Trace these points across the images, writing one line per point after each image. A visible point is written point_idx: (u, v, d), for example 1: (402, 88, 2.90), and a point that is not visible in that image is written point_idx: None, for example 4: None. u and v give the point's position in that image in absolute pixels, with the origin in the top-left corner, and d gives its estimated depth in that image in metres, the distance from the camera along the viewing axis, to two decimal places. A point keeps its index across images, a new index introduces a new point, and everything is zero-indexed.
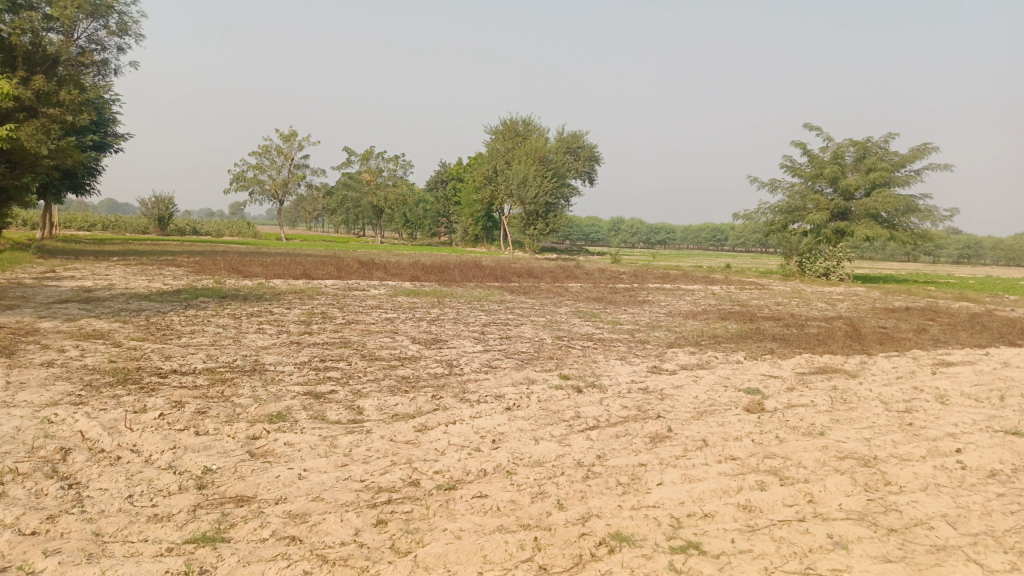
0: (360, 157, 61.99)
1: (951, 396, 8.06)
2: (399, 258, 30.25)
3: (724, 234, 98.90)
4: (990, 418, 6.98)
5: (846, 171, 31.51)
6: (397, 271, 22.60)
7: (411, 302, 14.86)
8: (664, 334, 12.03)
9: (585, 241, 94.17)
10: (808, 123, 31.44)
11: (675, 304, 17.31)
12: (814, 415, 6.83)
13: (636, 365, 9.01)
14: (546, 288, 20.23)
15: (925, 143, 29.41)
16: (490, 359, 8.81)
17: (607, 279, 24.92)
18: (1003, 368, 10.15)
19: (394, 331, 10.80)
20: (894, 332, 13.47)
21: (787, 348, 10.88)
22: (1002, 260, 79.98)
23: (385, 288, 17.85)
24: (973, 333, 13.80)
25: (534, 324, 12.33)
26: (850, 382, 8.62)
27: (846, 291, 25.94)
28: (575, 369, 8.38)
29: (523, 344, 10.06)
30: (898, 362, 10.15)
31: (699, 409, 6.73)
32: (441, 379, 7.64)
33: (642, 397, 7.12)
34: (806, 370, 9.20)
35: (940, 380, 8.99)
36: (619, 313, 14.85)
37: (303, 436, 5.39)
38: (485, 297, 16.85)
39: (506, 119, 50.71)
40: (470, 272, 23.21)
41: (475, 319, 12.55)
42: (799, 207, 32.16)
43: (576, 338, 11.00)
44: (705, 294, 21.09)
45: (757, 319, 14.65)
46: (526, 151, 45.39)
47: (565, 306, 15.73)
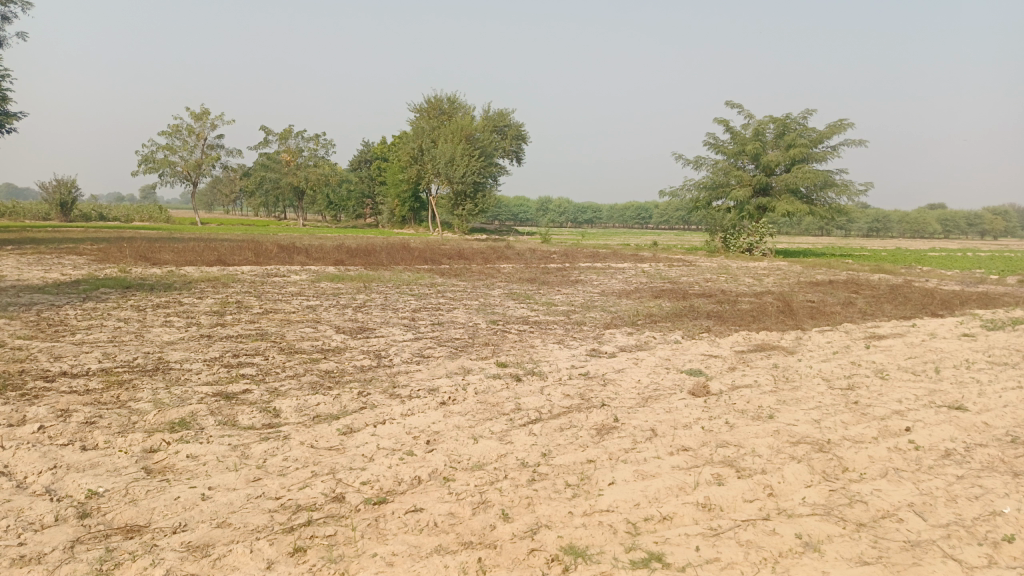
0: (279, 136, 59.60)
1: (888, 369, 8.03)
2: (322, 241, 29.13)
3: (649, 212, 100.56)
4: (931, 392, 6.92)
5: (768, 148, 32.06)
6: (320, 255, 21.64)
7: (335, 288, 14.08)
8: (599, 314, 11.73)
9: (513, 221, 93.92)
10: (730, 100, 31.75)
11: (607, 283, 17.10)
12: (760, 395, 6.60)
13: (574, 348, 8.64)
14: (476, 269, 19.72)
15: (841, 120, 30.24)
16: (421, 348, 8.26)
17: (538, 259, 24.60)
18: (931, 339, 10.30)
19: (317, 320, 10.09)
20: (823, 306, 13.60)
21: (723, 326, 10.74)
22: (907, 233, 84.22)
23: (308, 273, 16.95)
24: (896, 305, 14.09)
25: (465, 308, 11.81)
26: (790, 359, 8.48)
27: (770, 266, 26.44)
28: (512, 355, 7.94)
29: (456, 330, 9.53)
30: (832, 336, 10.15)
31: (643, 395, 6.39)
32: (369, 373, 7.06)
33: (584, 384, 6.73)
34: (745, 348, 9.02)
35: (875, 354, 8.98)
36: (552, 294, 14.50)
37: (209, 447, 4.73)
38: (414, 280, 16.21)
39: (430, 97, 49.67)
40: (398, 254, 22.45)
41: (404, 304, 11.94)
42: (723, 183, 32.56)
43: (510, 322, 10.55)
44: (636, 272, 21.02)
45: (690, 297, 14.57)
46: (452, 129, 44.52)
47: (497, 288, 15.28)
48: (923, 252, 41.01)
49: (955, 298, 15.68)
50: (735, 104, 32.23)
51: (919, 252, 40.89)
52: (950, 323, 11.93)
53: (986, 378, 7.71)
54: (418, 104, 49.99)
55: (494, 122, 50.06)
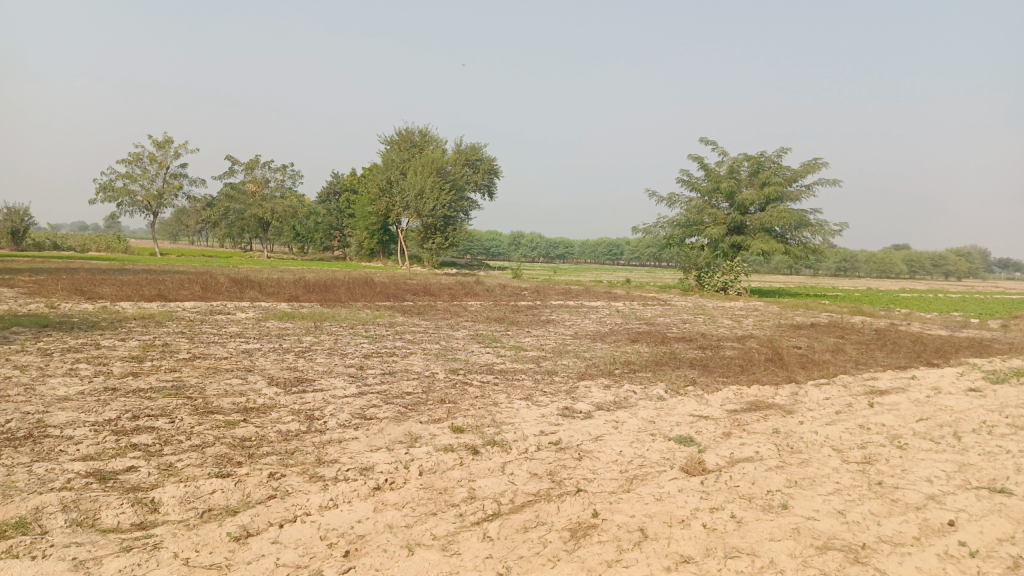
0: (245, 167, 58.26)
1: (903, 435, 6.97)
2: (280, 274, 27.69)
3: (620, 248, 100.79)
4: (960, 468, 5.86)
5: (741, 186, 31.50)
6: (275, 290, 20.26)
7: (282, 330, 12.75)
8: (572, 362, 10.56)
9: (484, 256, 92.93)
10: (704, 137, 31.20)
11: (580, 325, 16.01)
12: (765, 473, 5.48)
13: (544, 407, 7.46)
14: (441, 307, 18.48)
15: (816, 159, 29.87)
16: (363, 407, 7.02)
17: (508, 297, 23.46)
18: (938, 395, 9.29)
19: (249, 371, 8.79)
20: (812, 354, 12.63)
21: (709, 378, 9.65)
22: (874, 273, 84.97)
23: (255, 311, 15.61)
24: (890, 353, 13.16)
25: (423, 354, 10.57)
26: (789, 421, 7.41)
27: (747, 305, 25.62)
28: (471, 418, 6.73)
29: (408, 383, 8.30)
30: (830, 391, 9.10)
31: (627, 475, 5.22)
32: (293, 443, 5.81)
33: (553, 458, 5.54)
34: (737, 407, 7.91)
35: (883, 415, 7.92)
36: (521, 337, 13.36)
37: (42, 567, 3.45)
38: (372, 320, 14.95)
39: (401, 129, 48.86)
40: (359, 290, 21.16)
41: (354, 350, 10.69)
42: (696, 221, 31.92)
43: (472, 371, 9.34)
44: (610, 312, 19.98)
45: (669, 341, 13.53)
46: (423, 161, 43.55)
47: (462, 329, 14.09)
48: (895, 292, 40.99)
49: (947, 345, 14.77)
50: (709, 141, 31.64)
51: (891, 293, 40.70)
52: (950, 375, 10.97)
53: (1016, 447, 6.69)
54: (388, 136, 49.08)
55: (465, 156, 49.32)
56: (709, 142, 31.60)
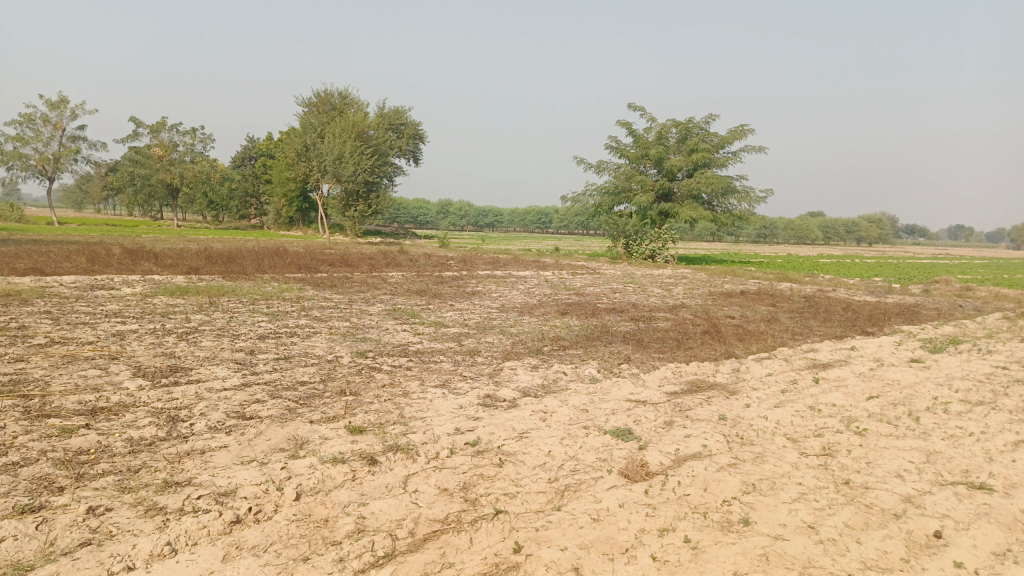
0: (150, 130, 54.48)
1: (858, 418, 6.30)
2: (185, 244, 25.62)
3: (549, 217, 100.41)
4: (929, 459, 5.19)
5: (670, 153, 31.00)
6: (173, 262, 18.49)
7: (168, 308, 11.26)
8: (495, 339, 9.58)
9: (411, 224, 90.65)
10: (632, 102, 30.42)
11: (507, 296, 15.04)
12: (718, 474, 4.64)
13: (460, 395, 6.44)
14: (358, 279, 17.16)
15: (743, 125, 29.61)
16: (242, 405, 5.86)
17: (432, 267, 22.29)
18: (881, 368, 8.78)
19: (112, 361, 7.42)
20: (747, 324, 12.07)
21: (644, 353, 8.85)
22: (792, 239, 87.52)
23: (145, 286, 13.98)
24: (825, 322, 12.75)
25: (327, 334, 9.36)
26: (735, 403, 6.65)
27: (675, 274, 25.30)
28: (374, 414, 5.67)
29: (305, 371, 7.13)
30: (773, 366, 8.43)
31: (556, 487, 4.29)
32: (140, 459, 4.62)
33: (468, 467, 4.54)
34: (678, 388, 7.10)
35: (832, 393, 7.27)
36: (442, 311, 12.32)
37: None
38: (278, 294, 13.60)
39: (319, 91, 46.36)
40: (267, 260, 19.58)
41: (248, 331, 9.38)
42: (624, 188, 31.34)
43: (382, 353, 8.22)
44: (538, 281, 19.12)
45: (600, 312, 12.76)
46: (343, 125, 41.45)
47: (377, 303, 12.92)
48: (814, 259, 41.88)
49: (876, 312, 14.57)
50: (637, 106, 30.89)
51: (812, 260, 41.52)
52: (888, 345, 10.55)
53: (978, 428, 6.11)
54: (306, 98, 46.50)
55: (388, 120, 47.40)
56: (636, 107, 30.86)
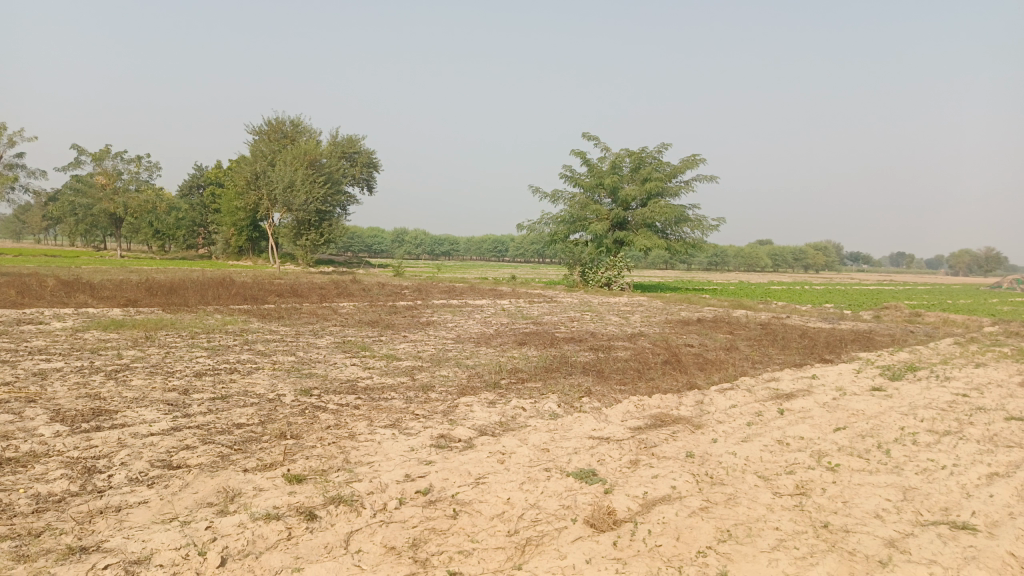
0: (94, 158, 52.84)
1: (828, 452, 6.06)
2: (126, 276, 24.58)
3: (504, 245, 100.47)
4: (906, 496, 4.95)
5: (624, 182, 31.19)
6: (111, 294, 17.57)
7: (99, 344, 10.52)
8: (450, 373, 9.14)
9: (365, 253, 89.50)
10: (587, 131, 30.57)
11: (462, 326, 14.61)
12: (690, 520, 4.31)
13: (412, 437, 5.99)
14: (307, 310, 16.54)
15: (695, 155, 30.02)
16: (169, 453, 5.32)
17: (385, 296, 21.75)
18: (844, 397, 8.62)
19: (28, 403, 6.74)
20: (706, 352, 11.89)
21: (605, 385, 8.53)
22: (742, 267, 89.34)
23: (77, 320, 13.16)
24: (783, 350, 12.66)
25: (270, 370, 8.79)
26: (701, 438, 6.36)
27: (631, 302, 25.23)
28: (315, 461, 5.19)
29: (243, 412, 6.60)
30: (736, 397, 8.18)
31: (516, 541, 3.89)
32: (44, 519, 4.06)
33: (418, 520, 4.12)
34: (641, 423, 6.78)
35: (799, 424, 7.05)
36: (394, 342, 11.84)
37: None
38: (221, 327, 12.94)
39: (271, 119, 45.67)
40: (212, 292, 18.79)
41: (184, 368, 8.75)
42: (580, 217, 31.34)
43: (328, 391, 7.70)
44: (494, 311, 18.76)
45: (558, 342, 12.44)
46: (294, 153, 40.76)
47: (327, 335, 12.36)
48: (765, 286, 42.58)
49: (832, 339, 14.60)
50: (591, 136, 31.05)
51: (763, 287, 42.12)
52: (847, 373, 10.44)
53: (949, 460, 5.93)
54: (257, 126, 45.69)
55: (341, 149, 46.88)
56: (591, 137, 31.02)
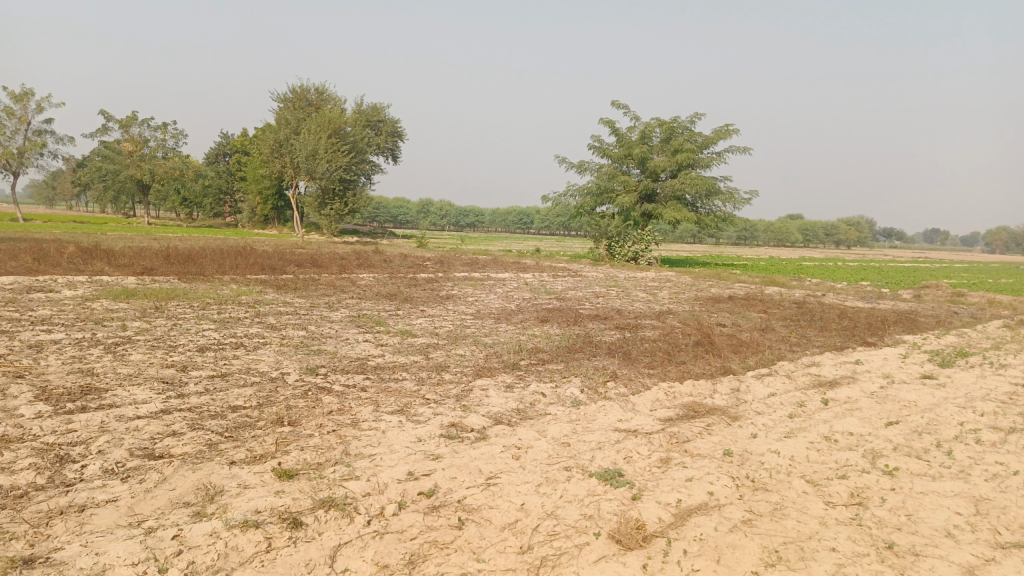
0: (120, 125, 52.81)
1: (882, 453, 5.42)
2: (148, 243, 24.38)
3: (530, 218, 99.52)
4: (978, 510, 4.32)
5: (654, 153, 30.19)
6: (128, 262, 17.30)
7: (106, 314, 10.17)
8: (467, 351, 8.60)
9: (391, 223, 89.32)
10: (616, 99, 29.55)
11: (482, 301, 14.04)
12: (730, 535, 3.74)
13: (420, 425, 5.46)
14: (324, 281, 16.09)
15: (728, 125, 28.92)
16: (153, 441, 4.86)
17: (406, 268, 21.28)
18: (892, 386, 7.93)
19: (15, 379, 6.34)
20: (740, 333, 11.23)
21: (632, 369, 7.94)
22: (772, 242, 87.63)
23: (88, 288, 12.85)
24: (822, 331, 11.94)
25: (277, 346, 8.31)
26: (740, 432, 5.75)
27: (658, 277, 24.49)
28: (311, 454, 4.69)
29: (240, 394, 6.13)
30: (775, 385, 7.52)
31: (527, 561, 3.35)
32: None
33: (417, 531, 3.60)
34: (672, 413, 6.19)
35: (846, 417, 6.41)
36: (411, 317, 11.33)
37: None
38: (234, 298, 12.54)
39: (295, 86, 45.13)
40: (229, 261, 18.45)
41: (187, 342, 8.31)
42: (607, 189, 30.49)
43: (335, 370, 7.20)
44: (517, 284, 18.16)
45: (583, 320, 11.83)
46: (318, 121, 40.25)
47: (342, 308, 11.90)
48: (796, 262, 41.40)
49: (874, 320, 13.79)
50: (620, 104, 30.03)
51: (794, 262, 40.90)
52: (893, 359, 9.70)
53: (1021, 464, 5.26)
54: (281, 94, 45.21)
55: (365, 117, 46.23)
56: (620, 106, 30.00)
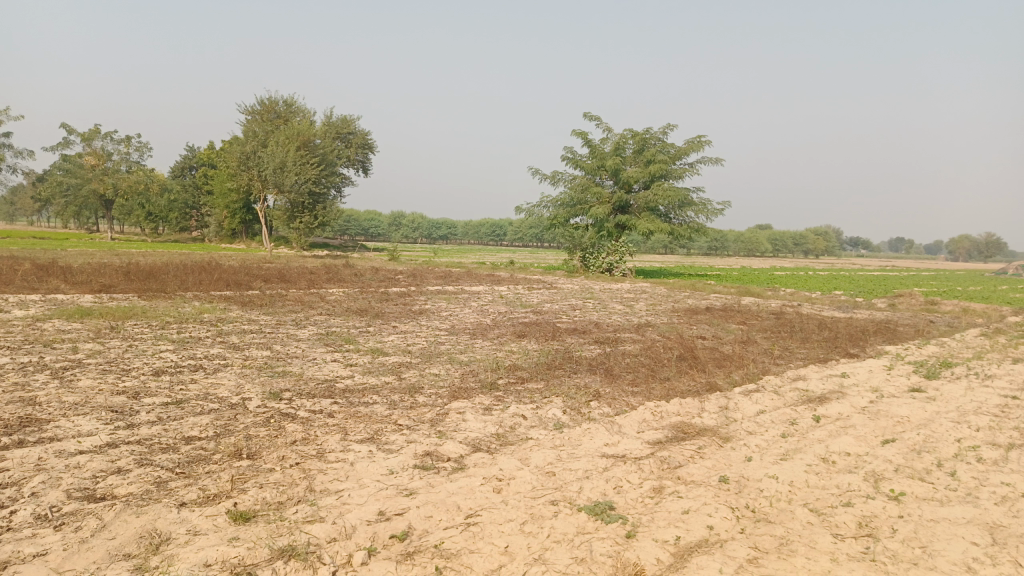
0: (83, 138, 51.52)
1: (884, 475, 5.13)
2: (109, 259, 23.56)
3: (503, 230, 99.31)
4: (995, 539, 4.02)
5: (627, 164, 30.08)
6: (86, 280, 16.58)
7: (56, 336, 9.56)
8: (442, 371, 8.18)
9: (362, 236, 88.50)
10: (588, 111, 29.41)
11: (457, 316, 13.62)
12: None
13: (392, 455, 5.04)
14: (292, 297, 15.56)
15: (700, 136, 28.94)
16: (95, 480, 4.36)
17: (378, 282, 20.78)
18: (883, 401, 7.67)
19: None
20: (721, 346, 10.96)
21: (615, 387, 7.59)
22: (742, 252, 88.50)
23: (39, 307, 12.19)
24: (804, 343, 11.72)
25: (239, 368, 7.82)
26: (734, 455, 5.42)
27: (634, 288, 24.30)
28: (271, 492, 4.26)
29: (196, 424, 5.63)
30: (764, 402, 7.22)
31: None
32: None
33: None
34: (661, 435, 5.84)
35: (841, 437, 6.11)
36: (382, 334, 10.88)
37: None
38: (197, 317, 11.96)
39: (263, 98, 44.43)
40: (193, 277, 17.80)
41: (141, 366, 7.77)
42: (580, 200, 30.30)
43: (301, 394, 6.73)
44: (491, 298, 17.79)
45: (561, 334, 11.47)
46: (287, 134, 39.58)
47: (311, 326, 11.40)
48: (768, 272, 41.55)
49: (854, 330, 13.64)
50: (592, 116, 29.89)
51: (766, 272, 41.09)
52: (878, 371, 9.48)
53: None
54: (249, 106, 44.48)
55: (335, 129, 45.66)
56: (592, 117, 29.87)
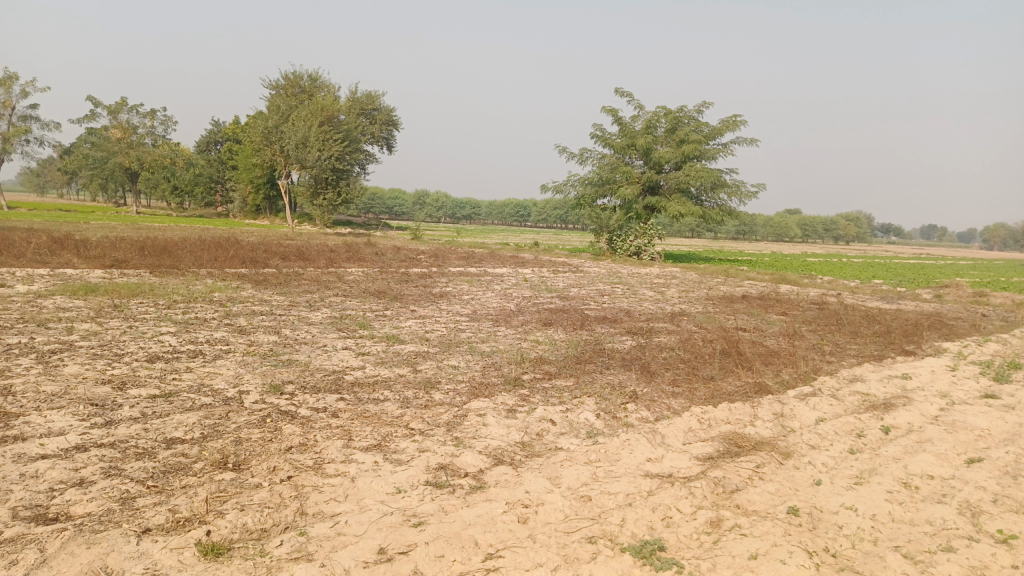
0: (109, 111, 51.34)
1: (982, 508, 4.30)
2: (127, 234, 23.10)
3: (527, 210, 98.47)
4: None
5: (658, 144, 28.96)
6: (99, 254, 16.08)
7: (54, 314, 8.99)
8: (461, 362, 7.45)
9: (385, 214, 88.02)
10: (620, 87, 28.27)
11: (478, 300, 12.85)
12: None
13: (401, 468, 4.33)
14: (309, 276, 14.94)
15: (737, 116, 27.71)
16: (48, 497, 3.69)
17: (398, 262, 20.12)
18: (956, 409, 6.80)
19: None
20: (765, 339, 10.11)
21: (654, 387, 6.80)
22: (770, 237, 86.75)
23: (44, 282, 11.67)
24: (854, 338, 10.82)
25: (241, 356, 7.15)
26: (800, 477, 4.63)
27: (663, 273, 23.41)
28: (253, 516, 3.56)
29: (181, 424, 4.94)
30: (823, 409, 6.40)
31: None
32: None
33: None
34: (712, 449, 5.06)
35: (921, 454, 5.29)
36: (398, 318, 10.19)
37: None
38: (207, 295, 11.34)
39: (288, 73, 43.83)
40: (209, 253, 17.25)
41: (136, 350, 7.14)
42: (609, 180, 29.29)
43: (304, 388, 6.04)
44: (515, 281, 16.99)
45: (590, 323, 10.69)
46: (310, 109, 38.91)
47: (325, 308, 10.74)
48: (801, 257, 40.12)
49: (905, 324, 12.67)
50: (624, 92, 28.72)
51: (799, 259, 39.71)
52: (942, 373, 8.57)
53: None
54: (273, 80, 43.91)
55: (359, 105, 44.90)
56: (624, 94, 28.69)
